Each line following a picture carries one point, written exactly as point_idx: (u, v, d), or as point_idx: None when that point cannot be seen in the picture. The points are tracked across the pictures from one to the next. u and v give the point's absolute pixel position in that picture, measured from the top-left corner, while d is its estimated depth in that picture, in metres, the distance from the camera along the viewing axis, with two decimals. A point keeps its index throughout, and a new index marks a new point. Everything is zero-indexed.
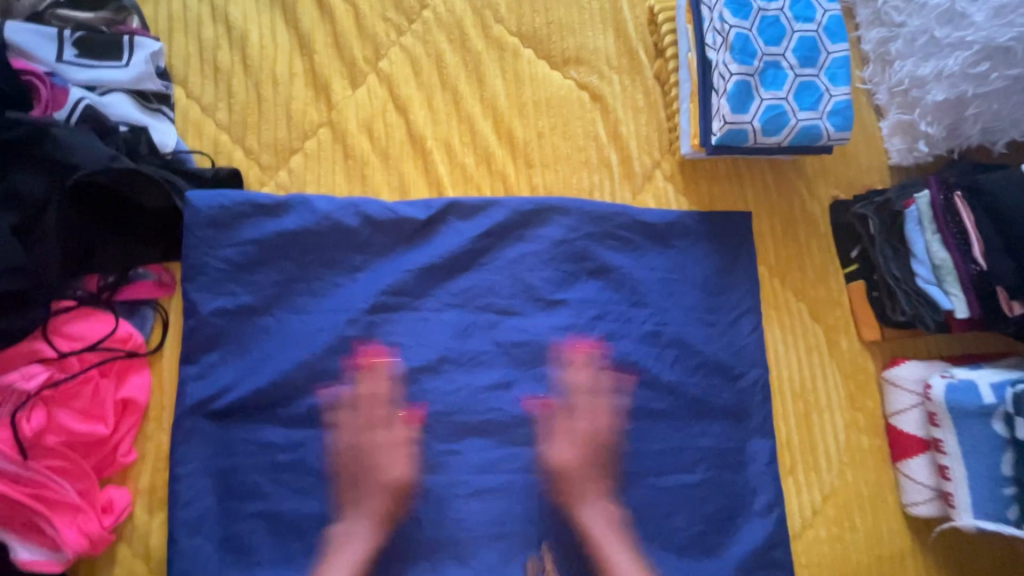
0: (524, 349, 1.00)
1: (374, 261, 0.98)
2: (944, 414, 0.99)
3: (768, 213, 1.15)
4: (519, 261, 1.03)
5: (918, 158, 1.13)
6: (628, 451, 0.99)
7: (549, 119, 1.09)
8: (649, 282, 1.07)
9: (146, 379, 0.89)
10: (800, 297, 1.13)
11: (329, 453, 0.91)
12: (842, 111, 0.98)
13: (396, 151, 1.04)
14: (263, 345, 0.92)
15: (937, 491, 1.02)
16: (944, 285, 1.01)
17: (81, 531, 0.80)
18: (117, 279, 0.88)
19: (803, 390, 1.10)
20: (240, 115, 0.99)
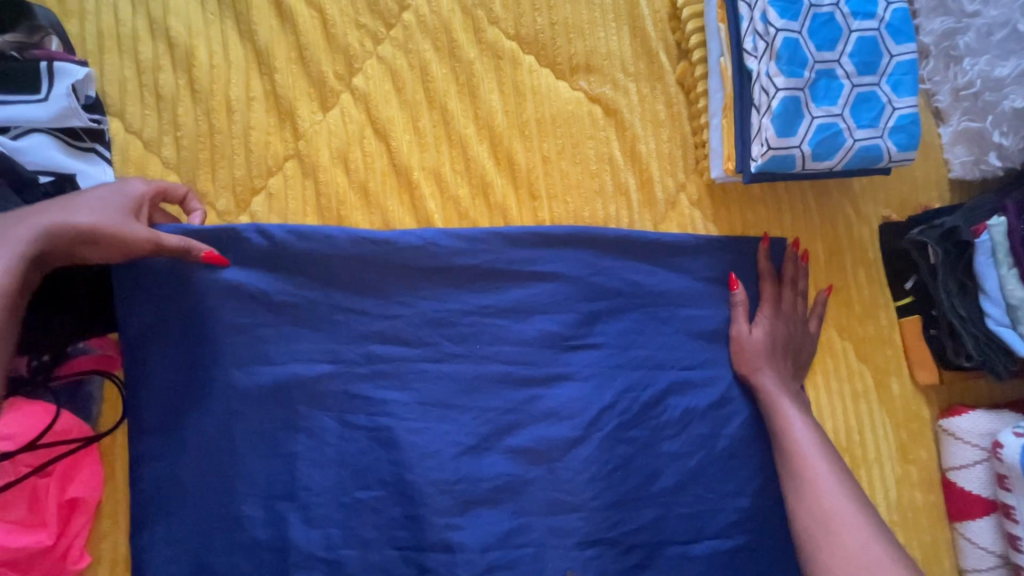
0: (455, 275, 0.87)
1: (359, 311, 0.85)
2: (1016, 480, 0.86)
3: (809, 240, 1.00)
4: (525, 307, 0.89)
5: (985, 171, 0.98)
6: (653, 519, 0.88)
7: (556, 140, 0.93)
8: (672, 324, 0.94)
9: (97, 471, 0.77)
10: (846, 335, 0.99)
11: (313, 536, 0.80)
12: (907, 126, 0.82)
13: (377, 184, 0.89)
14: (231, 412, 0.80)
15: (1002, 558, 0.91)
16: (1020, 329, 0.87)
17: None
18: (53, 359, 0.75)
19: (849, 442, 0.97)
20: (191, 151, 0.84)
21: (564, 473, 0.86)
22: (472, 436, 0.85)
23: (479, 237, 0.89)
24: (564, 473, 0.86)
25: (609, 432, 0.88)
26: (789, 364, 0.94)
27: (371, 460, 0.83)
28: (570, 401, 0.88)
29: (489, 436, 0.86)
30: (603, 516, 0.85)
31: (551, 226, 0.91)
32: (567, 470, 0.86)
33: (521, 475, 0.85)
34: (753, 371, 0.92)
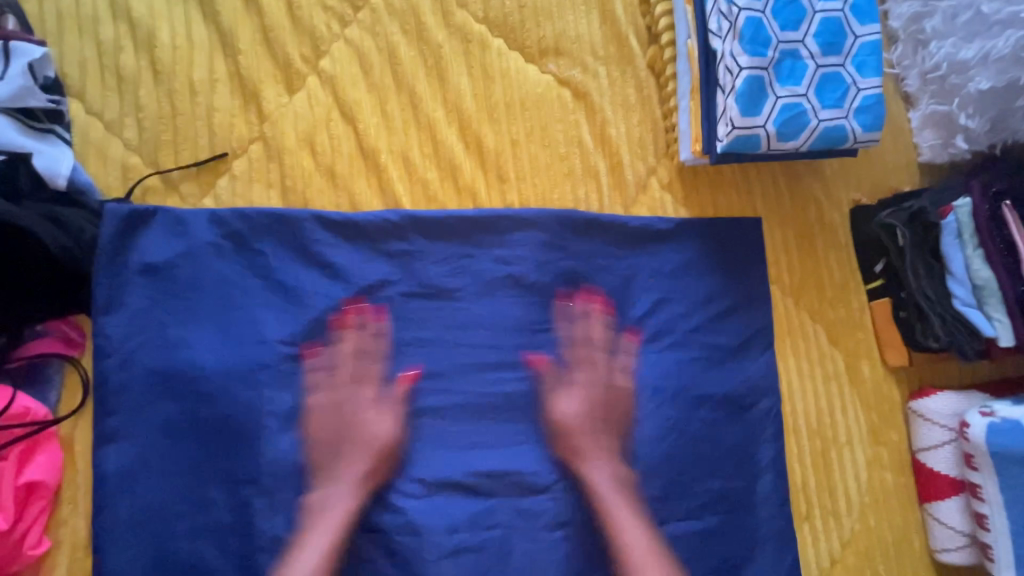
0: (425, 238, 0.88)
1: (327, 292, 0.85)
2: (983, 458, 0.86)
3: (780, 223, 1.00)
4: (494, 290, 0.89)
5: (954, 155, 0.98)
6: (621, 500, 0.88)
7: (525, 123, 0.93)
8: (643, 308, 0.94)
9: (55, 455, 0.75)
10: (817, 318, 1.00)
11: (280, 519, 0.80)
12: (871, 108, 0.82)
13: (344, 167, 0.88)
14: (203, 392, 0.80)
15: (970, 538, 0.91)
16: (986, 308, 0.88)
17: None
18: (9, 340, 0.75)
19: (820, 425, 0.97)
20: (153, 132, 0.83)
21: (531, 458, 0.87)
22: (439, 418, 0.86)
23: (449, 220, 0.89)
24: (533, 454, 0.87)
25: (578, 417, 0.88)
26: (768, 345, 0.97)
27: (338, 441, 0.83)
28: (516, 391, 0.88)
29: (459, 419, 0.86)
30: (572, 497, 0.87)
31: (520, 208, 0.91)
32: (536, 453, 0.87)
33: (490, 456, 0.86)
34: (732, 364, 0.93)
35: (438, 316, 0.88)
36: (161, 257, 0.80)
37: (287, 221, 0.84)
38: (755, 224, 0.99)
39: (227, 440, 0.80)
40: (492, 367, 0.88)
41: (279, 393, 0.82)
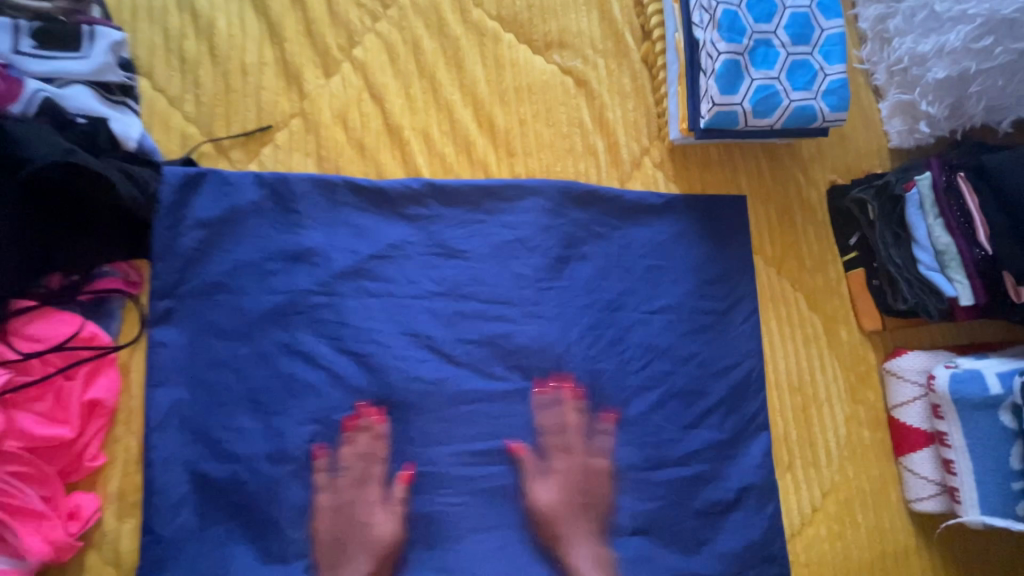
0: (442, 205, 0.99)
1: (353, 248, 0.96)
2: (948, 406, 0.93)
3: (763, 199, 1.10)
4: (502, 251, 1.00)
5: (919, 140, 1.08)
6: (615, 443, 0.97)
7: (532, 106, 1.05)
8: (636, 271, 1.03)
9: (115, 379, 0.85)
10: (798, 287, 1.09)
11: (307, 447, 0.90)
12: (838, 90, 0.93)
13: (371, 141, 1.00)
14: (245, 331, 0.91)
15: (942, 486, 0.98)
16: (948, 272, 0.96)
17: (45, 538, 0.78)
18: (80, 278, 0.85)
19: (801, 383, 1.05)
20: (209, 106, 0.95)
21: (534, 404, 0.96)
22: (450, 363, 0.95)
23: (462, 188, 1.00)
24: (535, 398, 0.96)
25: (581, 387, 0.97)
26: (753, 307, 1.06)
27: (361, 380, 0.92)
28: (520, 341, 0.97)
29: (468, 365, 0.95)
30: (570, 439, 0.96)
31: (527, 179, 1.02)
32: (538, 397, 0.96)
33: (496, 399, 0.95)
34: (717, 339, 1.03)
35: (452, 273, 0.98)
36: (210, 212, 0.91)
37: (320, 184, 0.95)
38: (740, 199, 1.09)
39: (247, 384, 0.90)
40: (500, 320, 0.98)
41: (308, 336, 0.92)
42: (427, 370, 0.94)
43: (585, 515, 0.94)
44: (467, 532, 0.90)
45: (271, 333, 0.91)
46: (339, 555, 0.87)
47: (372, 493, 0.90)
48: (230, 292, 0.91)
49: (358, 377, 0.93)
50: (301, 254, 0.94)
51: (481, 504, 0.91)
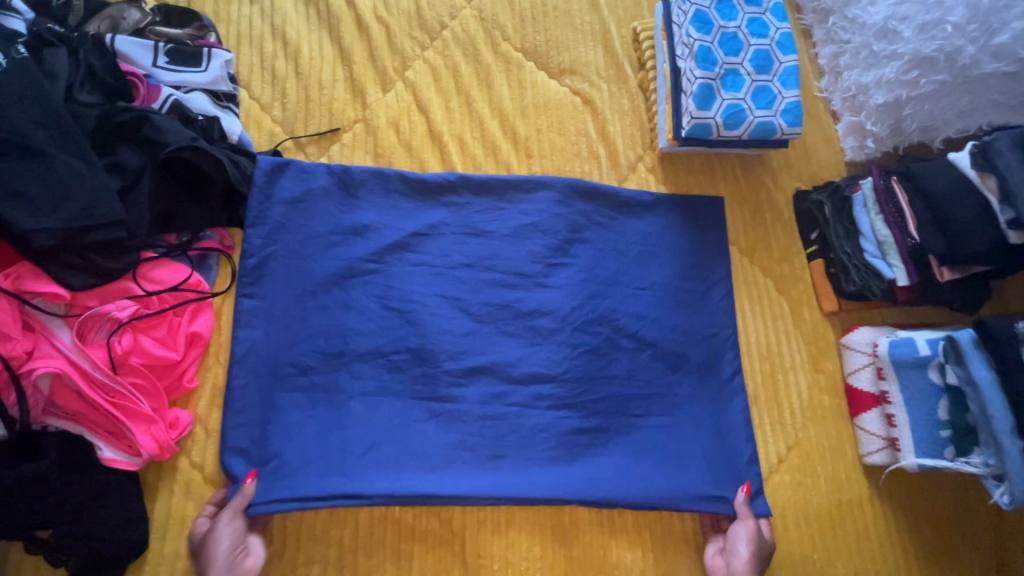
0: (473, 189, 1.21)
1: (400, 226, 1.18)
2: (888, 367, 1.12)
3: (738, 200, 1.32)
4: (520, 233, 1.22)
5: (869, 155, 1.31)
6: (611, 394, 1.15)
7: (547, 118, 1.29)
8: (631, 253, 1.24)
9: (211, 318, 1.07)
10: (767, 273, 1.29)
11: (357, 382, 1.09)
12: (793, 110, 1.16)
13: (417, 143, 1.24)
14: (310, 287, 1.12)
15: (887, 440, 1.15)
16: (888, 258, 1.16)
17: (153, 438, 0.97)
18: (189, 238, 1.08)
19: (769, 352, 1.24)
20: (292, 112, 1.21)
21: (542, 360, 1.15)
22: (475, 320, 1.16)
23: (488, 179, 1.22)
24: (545, 352, 1.16)
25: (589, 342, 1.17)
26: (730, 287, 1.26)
27: (401, 331, 1.12)
28: (534, 307, 1.18)
29: (490, 323, 1.16)
30: (573, 388, 1.14)
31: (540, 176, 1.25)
32: (547, 352, 1.16)
33: (510, 349, 1.15)
34: (697, 311, 1.23)
35: (480, 249, 1.19)
36: (290, 192, 1.14)
37: (375, 173, 1.18)
38: (720, 198, 1.30)
39: (308, 327, 1.10)
40: (518, 288, 1.19)
41: (361, 291, 1.13)
42: (457, 324, 1.15)
43: (585, 451, 1.12)
44: (481, 458, 1.08)
45: (330, 289, 1.12)
46: (374, 473, 1.04)
47: (407, 424, 1.08)
48: (301, 255, 1.12)
49: (400, 329, 1.13)
50: (362, 227, 1.16)
51: (497, 441, 1.09)
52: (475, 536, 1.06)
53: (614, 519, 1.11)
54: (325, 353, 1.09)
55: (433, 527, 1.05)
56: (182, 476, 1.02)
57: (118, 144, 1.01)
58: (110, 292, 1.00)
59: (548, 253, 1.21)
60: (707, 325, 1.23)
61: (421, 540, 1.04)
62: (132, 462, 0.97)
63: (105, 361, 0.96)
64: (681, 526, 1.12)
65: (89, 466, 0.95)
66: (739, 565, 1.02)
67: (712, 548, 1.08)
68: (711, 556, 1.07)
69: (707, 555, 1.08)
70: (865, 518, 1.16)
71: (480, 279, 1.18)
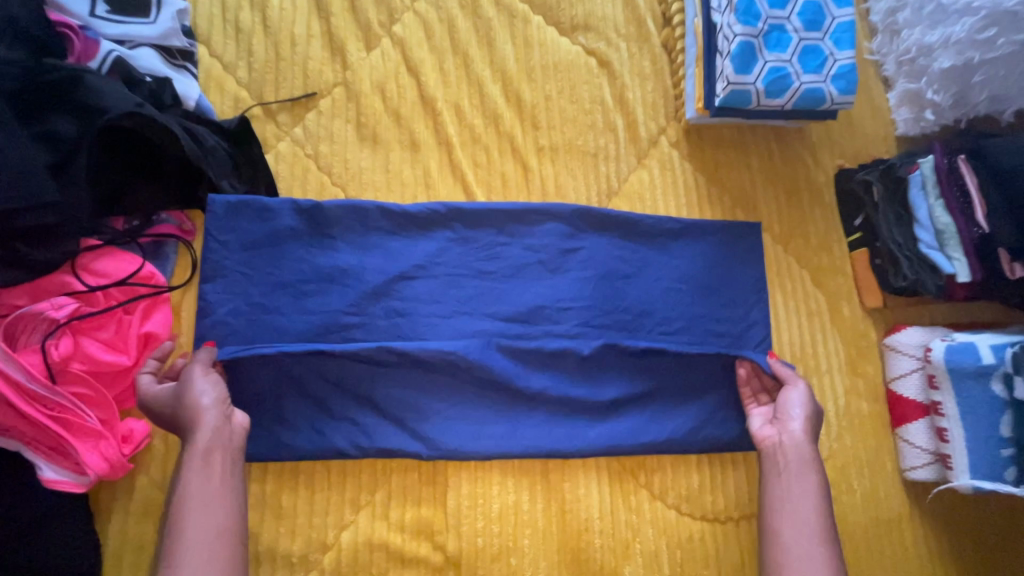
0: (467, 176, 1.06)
1: (387, 209, 1.01)
2: (943, 376, 0.99)
3: (772, 180, 1.16)
4: (524, 273, 1.03)
5: (925, 128, 1.14)
6: (630, 404, 1.00)
7: (557, 83, 1.12)
8: (654, 235, 1.07)
9: (168, 316, 0.93)
10: (803, 264, 1.13)
11: (335, 388, 0.95)
12: (846, 75, 0.99)
13: (407, 111, 1.07)
14: (284, 277, 0.96)
15: (935, 455, 1.02)
16: (946, 250, 1.02)
17: (102, 456, 0.85)
18: (141, 223, 0.94)
19: (803, 354, 1.10)
20: (260, 73, 1.04)
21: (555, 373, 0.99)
22: (478, 383, 0.97)
23: (484, 208, 1.04)
24: (549, 357, 0.99)
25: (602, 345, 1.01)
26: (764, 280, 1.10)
27: (386, 330, 0.97)
28: (541, 303, 1.01)
29: (489, 321, 1.00)
30: (585, 396, 0.99)
31: (540, 204, 1.06)
32: (555, 352, 0.99)
33: (524, 420, 0.97)
34: (728, 306, 1.07)
35: (478, 234, 1.03)
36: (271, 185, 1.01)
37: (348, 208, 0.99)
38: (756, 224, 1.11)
39: (275, 323, 0.95)
40: (523, 279, 1.02)
41: (337, 283, 0.97)
42: (450, 322, 0.99)
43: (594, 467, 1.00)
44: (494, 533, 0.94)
45: (303, 280, 0.97)
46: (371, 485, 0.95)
47: (389, 440, 0.93)
48: (271, 242, 0.97)
49: (383, 329, 0.97)
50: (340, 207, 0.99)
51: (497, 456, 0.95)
52: (474, 562, 0.93)
53: (630, 545, 0.97)
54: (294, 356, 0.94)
55: (424, 552, 0.93)
56: (139, 494, 0.89)
57: (47, 110, 0.84)
58: (45, 288, 0.86)
59: (559, 242, 1.04)
60: (740, 322, 1.07)
61: (413, 567, 0.93)
62: (78, 483, 0.84)
63: (41, 370, 0.82)
64: (704, 550, 0.99)
65: (25, 489, 0.83)
66: (796, 442, 0.93)
67: (759, 419, 0.98)
68: (758, 428, 0.97)
69: (754, 427, 0.97)
70: (904, 537, 1.04)
71: (479, 270, 1.02)
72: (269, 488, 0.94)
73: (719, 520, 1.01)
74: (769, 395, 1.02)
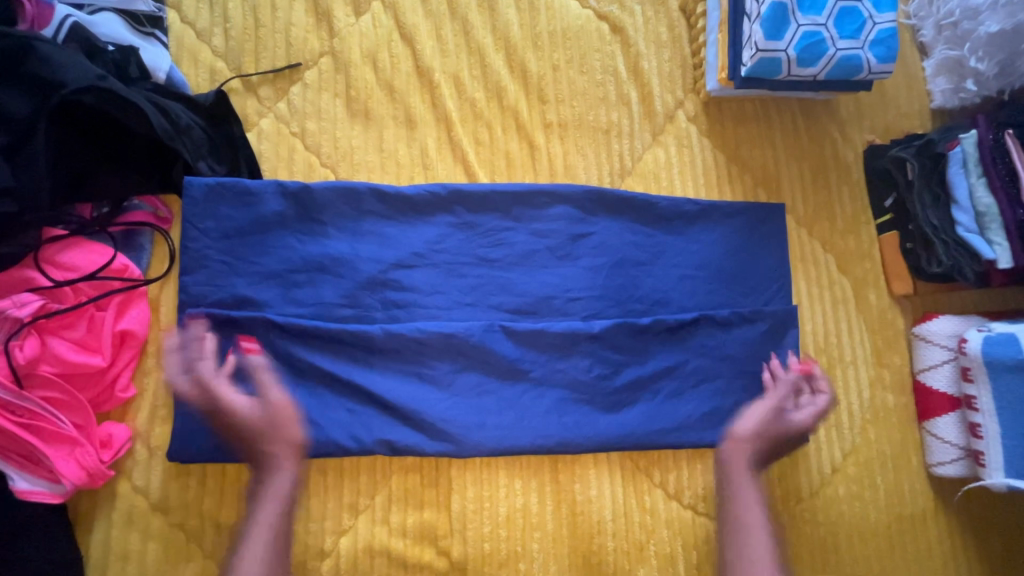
0: (467, 154, 0.97)
1: (381, 192, 0.92)
2: (978, 369, 0.93)
3: (797, 157, 1.08)
4: (531, 260, 0.95)
5: (964, 100, 1.06)
6: (644, 401, 0.93)
7: (566, 51, 1.03)
8: (670, 219, 1.00)
9: (145, 311, 0.86)
10: (829, 249, 1.06)
11: (329, 389, 0.88)
12: (886, 40, 0.90)
13: (401, 83, 0.98)
14: (271, 267, 0.88)
15: (965, 451, 0.97)
16: (987, 234, 0.94)
17: (79, 464, 0.79)
18: (110, 210, 0.86)
19: (827, 344, 1.03)
20: (237, 41, 0.95)
21: (567, 368, 0.92)
22: (482, 379, 0.90)
23: (488, 190, 0.95)
24: (559, 350, 0.92)
25: (614, 339, 0.94)
26: (787, 266, 1.02)
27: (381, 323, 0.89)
28: (549, 293, 0.94)
29: (494, 313, 0.93)
30: (598, 391, 0.92)
31: (548, 185, 0.97)
32: (565, 347, 0.92)
33: (531, 418, 0.90)
34: (748, 294, 1.00)
35: (481, 219, 0.95)
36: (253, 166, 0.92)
37: (340, 188, 0.91)
38: (779, 205, 1.03)
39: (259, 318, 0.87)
40: (530, 267, 0.95)
41: (329, 274, 0.90)
42: (451, 314, 0.92)
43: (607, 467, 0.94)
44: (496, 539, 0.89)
45: (291, 271, 0.89)
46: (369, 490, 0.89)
47: (384, 442, 0.87)
48: (256, 229, 0.89)
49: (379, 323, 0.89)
50: (332, 189, 0.91)
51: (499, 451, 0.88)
52: (479, 567, 0.88)
53: (644, 548, 0.92)
54: (285, 353, 0.87)
55: (428, 558, 0.88)
56: (119, 502, 0.83)
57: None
58: (7, 284, 0.79)
59: (568, 226, 0.96)
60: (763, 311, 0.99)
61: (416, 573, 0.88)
62: (54, 493, 0.78)
63: (7, 374, 0.76)
64: None
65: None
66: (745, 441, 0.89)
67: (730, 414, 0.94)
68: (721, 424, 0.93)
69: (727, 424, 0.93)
70: (927, 535, 0.99)
71: (483, 258, 0.94)
72: (262, 493, 0.87)
73: None
74: (771, 384, 0.97)
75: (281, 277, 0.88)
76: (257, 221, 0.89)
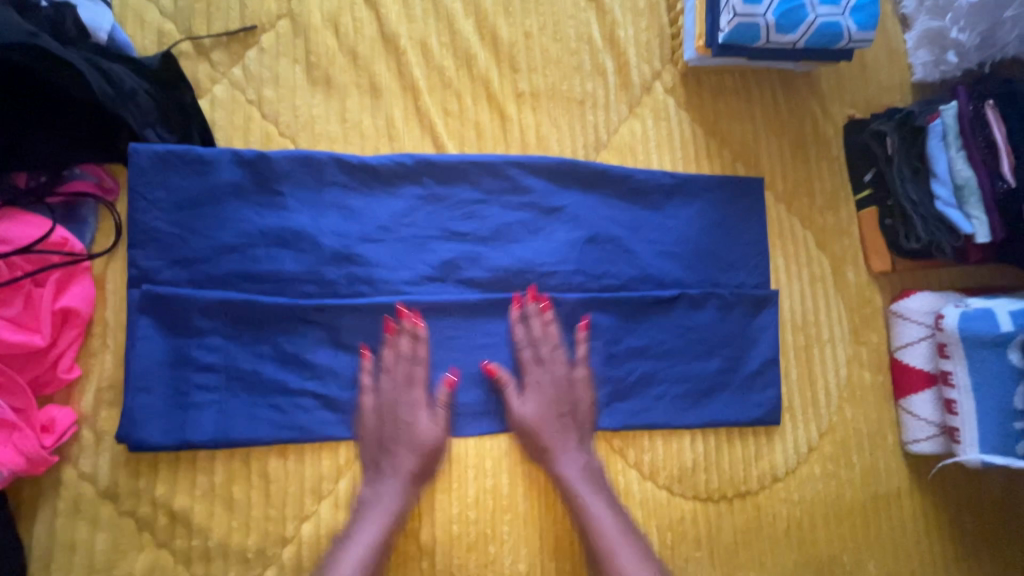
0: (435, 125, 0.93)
1: (345, 163, 0.88)
2: (955, 345, 0.92)
3: (777, 131, 1.05)
4: (503, 236, 0.91)
5: (945, 73, 1.04)
6: (618, 381, 0.91)
7: (538, 18, 0.98)
8: (646, 194, 0.96)
9: (89, 289, 0.81)
10: (808, 225, 1.04)
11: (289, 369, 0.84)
12: (866, 7, 0.87)
13: (365, 49, 0.93)
14: (225, 242, 0.84)
15: (941, 428, 0.96)
16: (966, 208, 0.93)
17: (17, 449, 0.74)
18: (48, 180, 0.80)
19: (805, 322, 1.01)
20: (188, 2, 0.89)
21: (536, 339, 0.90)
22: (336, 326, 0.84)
23: (458, 162, 0.91)
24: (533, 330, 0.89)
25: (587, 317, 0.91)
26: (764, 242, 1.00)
27: (342, 301, 0.85)
28: (522, 269, 0.91)
29: (464, 289, 0.89)
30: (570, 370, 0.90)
31: (520, 157, 0.94)
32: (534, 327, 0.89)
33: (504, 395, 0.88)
34: (725, 270, 0.97)
35: (450, 192, 0.91)
36: (205, 135, 0.86)
37: (299, 158, 0.86)
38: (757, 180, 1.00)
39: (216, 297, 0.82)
40: (503, 243, 0.91)
41: (288, 249, 0.85)
42: (419, 291, 0.88)
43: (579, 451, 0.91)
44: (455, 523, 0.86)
45: (247, 245, 0.84)
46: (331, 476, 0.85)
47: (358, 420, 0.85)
48: (209, 202, 0.84)
49: (341, 301, 0.85)
50: (289, 159, 0.86)
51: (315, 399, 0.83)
52: (448, 551, 0.86)
53: None
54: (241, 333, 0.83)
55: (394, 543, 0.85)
56: (63, 489, 0.79)
57: None
58: None
59: (542, 199, 0.93)
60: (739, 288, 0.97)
61: None
62: None
63: None
64: (694, 531, 0.92)
65: None
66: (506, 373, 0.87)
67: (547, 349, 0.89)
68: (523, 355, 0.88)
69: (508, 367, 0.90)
70: (903, 513, 0.99)
71: (451, 233, 0.90)
72: (218, 479, 0.82)
73: (711, 500, 0.93)
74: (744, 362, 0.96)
75: (237, 251, 0.84)
76: (210, 193, 0.84)
